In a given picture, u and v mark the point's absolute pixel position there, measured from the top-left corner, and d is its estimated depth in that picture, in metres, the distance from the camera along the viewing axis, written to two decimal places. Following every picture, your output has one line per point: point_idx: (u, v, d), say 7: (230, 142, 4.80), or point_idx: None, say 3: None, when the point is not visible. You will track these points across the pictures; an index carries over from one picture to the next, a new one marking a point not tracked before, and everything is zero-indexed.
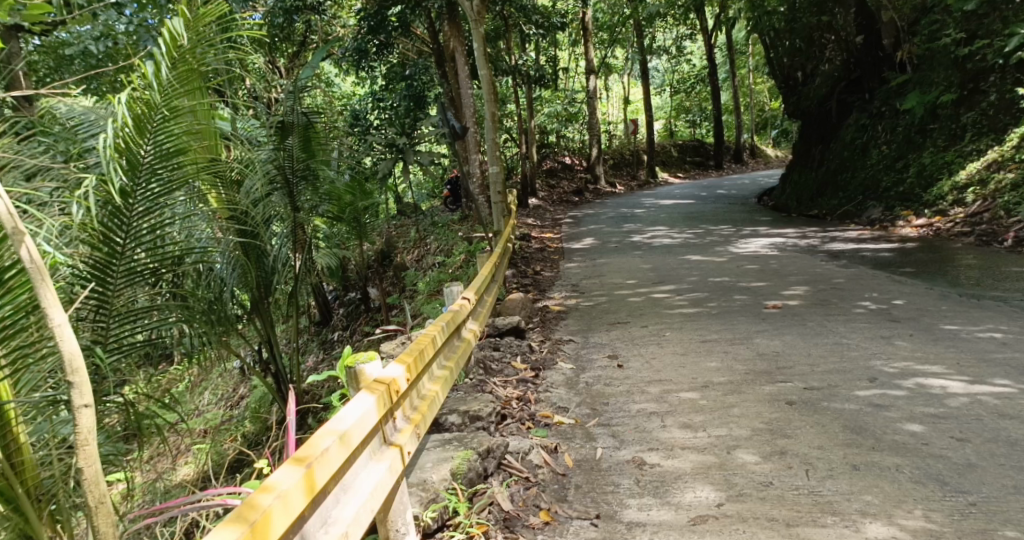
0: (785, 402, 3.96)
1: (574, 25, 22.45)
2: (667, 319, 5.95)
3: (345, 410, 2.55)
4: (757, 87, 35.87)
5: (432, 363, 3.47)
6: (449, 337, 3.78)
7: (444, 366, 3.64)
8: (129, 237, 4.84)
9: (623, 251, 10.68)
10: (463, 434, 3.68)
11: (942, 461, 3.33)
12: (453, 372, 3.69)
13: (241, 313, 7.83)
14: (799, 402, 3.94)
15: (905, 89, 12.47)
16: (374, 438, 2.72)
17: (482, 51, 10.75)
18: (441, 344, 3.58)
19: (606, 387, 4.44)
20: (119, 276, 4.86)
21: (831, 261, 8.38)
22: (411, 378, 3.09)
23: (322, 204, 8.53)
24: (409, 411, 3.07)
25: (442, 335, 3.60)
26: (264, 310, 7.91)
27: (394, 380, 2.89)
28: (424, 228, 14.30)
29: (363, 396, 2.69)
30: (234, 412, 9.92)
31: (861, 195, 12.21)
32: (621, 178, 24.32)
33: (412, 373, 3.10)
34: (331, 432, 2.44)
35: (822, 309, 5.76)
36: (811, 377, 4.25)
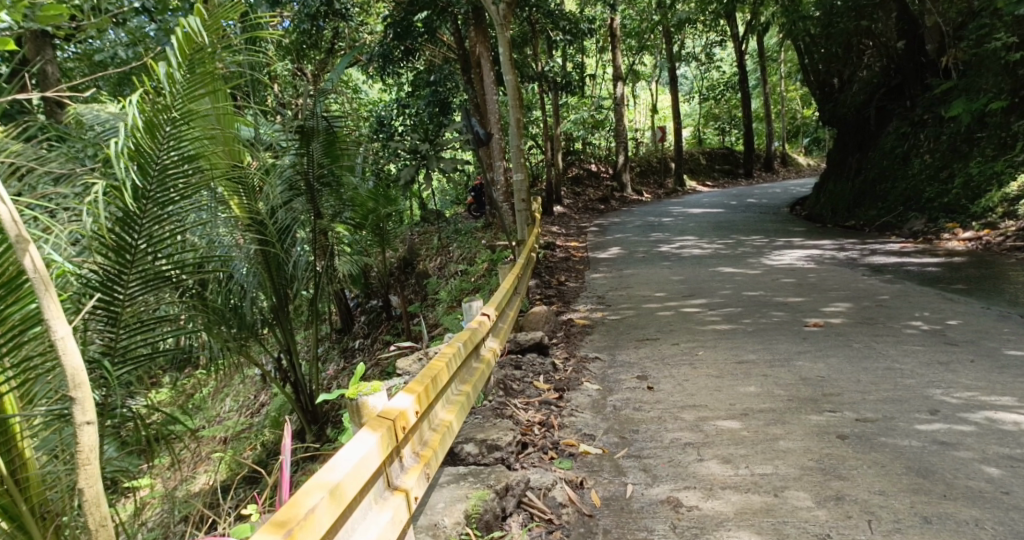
0: (836, 436, 3.62)
1: (602, 31, 22.16)
2: (701, 336, 5.61)
3: (340, 457, 2.30)
4: (788, 95, 35.24)
5: (447, 388, 3.19)
6: (466, 359, 3.49)
7: (459, 390, 3.37)
8: (142, 245, 4.58)
9: (651, 261, 10.34)
10: (480, 468, 3.39)
11: None
12: (470, 396, 3.41)
13: (263, 321, 7.52)
14: (853, 437, 3.59)
15: (950, 96, 12.01)
16: (376, 483, 2.46)
17: (509, 56, 10.48)
18: (456, 368, 3.29)
19: (635, 412, 4.12)
20: (132, 285, 4.60)
21: (874, 276, 7.98)
22: (421, 410, 2.81)
23: (345, 210, 8.29)
24: (419, 445, 2.80)
25: (458, 358, 3.32)
26: (284, 319, 7.62)
27: (401, 413, 2.63)
28: (447, 235, 14.04)
29: (363, 435, 2.43)
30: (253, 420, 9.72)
31: (902, 205, 11.78)
32: (648, 186, 23.94)
33: (423, 403, 2.83)
34: (321, 486, 2.18)
35: (868, 329, 5.39)
36: (862, 407, 3.91)
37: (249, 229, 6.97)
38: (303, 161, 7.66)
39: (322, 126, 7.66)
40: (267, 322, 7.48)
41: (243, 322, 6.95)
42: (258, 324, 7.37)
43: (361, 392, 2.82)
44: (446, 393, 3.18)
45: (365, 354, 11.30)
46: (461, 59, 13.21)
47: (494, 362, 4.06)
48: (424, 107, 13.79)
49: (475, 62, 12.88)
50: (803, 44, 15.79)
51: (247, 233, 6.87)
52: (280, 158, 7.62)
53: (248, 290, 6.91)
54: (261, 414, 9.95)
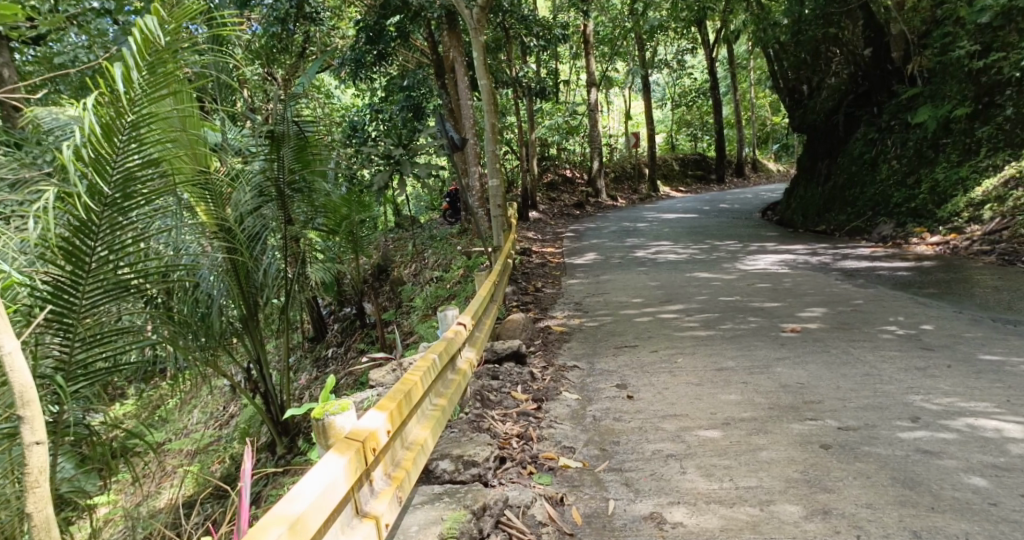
0: (819, 445, 3.57)
1: (576, 38, 22.20)
2: (679, 343, 5.56)
3: (303, 486, 2.21)
4: (759, 102, 35.58)
5: (421, 404, 3.09)
6: (441, 371, 3.39)
7: (435, 403, 3.27)
8: (99, 255, 4.45)
9: (627, 267, 10.31)
10: (456, 486, 3.26)
11: (1018, 527, 2.93)
12: (446, 410, 3.31)
13: (233, 330, 7.33)
14: (836, 446, 3.55)
15: (915, 102, 12.14)
16: (343, 510, 2.37)
17: (482, 60, 10.39)
18: (431, 382, 3.19)
19: (615, 422, 4.05)
20: (89, 297, 4.47)
21: (848, 280, 8.00)
22: (392, 429, 2.72)
23: (318, 217, 8.11)
24: (391, 465, 2.71)
25: (435, 371, 3.22)
26: (254, 328, 7.45)
27: (371, 433, 2.53)
28: (422, 241, 13.91)
29: (328, 460, 2.33)
30: (222, 432, 9.51)
31: (871, 210, 11.88)
32: (622, 191, 24.00)
33: (396, 421, 2.74)
34: (282, 519, 2.09)
35: (845, 334, 5.37)
36: (843, 415, 3.87)
37: (216, 237, 6.82)
38: (273, 165, 7.51)
39: (293, 132, 7.51)
40: (236, 332, 7.27)
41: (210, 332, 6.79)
42: (227, 333, 7.17)
43: (328, 411, 2.76)
44: (421, 409, 3.09)
45: (339, 363, 11.13)
46: (435, 64, 13.13)
47: (471, 373, 3.95)
48: (398, 112, 13.67)
49: (449, 66, 12.80)
50: (773, 50, 15.91)
51: (215, 240, 6.72)
52: (248, 164, 7.47)
53: (217, 300, 6.73)
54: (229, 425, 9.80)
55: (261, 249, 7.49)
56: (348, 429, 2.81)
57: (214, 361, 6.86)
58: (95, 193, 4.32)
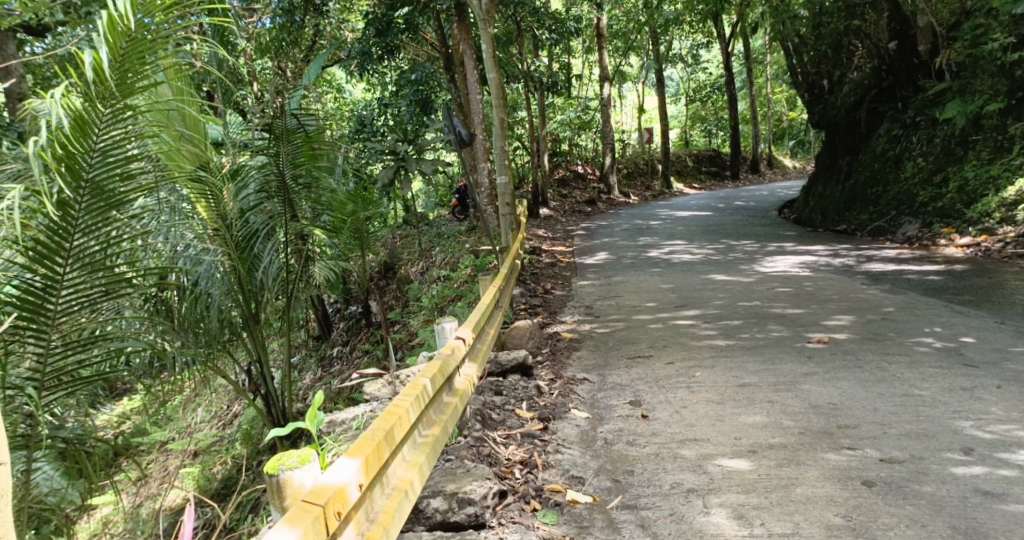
0: (861, 482, 3.21)
1: (589, 32, 21.80)
2: (696, 354, 5.20)
3: None
4: (775, 97, 34.97)
5: (406, 443, 2.74)
6: (434, 398, 3.03)
7: (426, 432, 2.94)
8: (79, 251, 4.13)
9: (640, 267, 9.94)
10: (447, 534, 2.96)
11: None
12: (438, 440, 2.98)
13: (234, 332, 6.91)
14: (880, 484, 3.18)
15: (944, 97, 11.64)
16: None
17: (491, 53, 10.01)
18: (419, 416, 2.83)
19: (628, 448, 3.69)
20: (67, 296, 4.14)
21: (873, 285, 7.61)
22: (367, 481, 2.37)
23: (325, 214, 7.67)
24: (368, 521, 2.38)
25: (425, 397, 2.88)
26: (256, 329, 6.99)
27: (337, 491, 2.20)
28: (429, 239, 13.55)
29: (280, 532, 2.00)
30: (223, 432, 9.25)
31: (894, 209, 11.45)
32: (635, 188, 23.58)
33: (373, 469, 2.41)
34: None
35: (877, 347, 4.99)
36: (885, 444, 3.50)
37: (214, 234, 6.47)
38: (271, 162, 6.97)
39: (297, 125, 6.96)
40: (235, 334, 6.85)
41: (204, 335, 6.46)
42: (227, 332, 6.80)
43: (286, 466, 2.46)
44: (408, 443, 2.76)
45: (343, 364, 10.82)
46: (444, 58, 12.82)
47: (471, 393, 3.59)
48: (405, 105, 13.24)
49: (459, 59, 12.42)
50: (792, 44, 15.43)
51: (216, 238, 6.46)
52: (251, 158, 7.06)
53: (213, 300, 6.40)
54: (233, 427, 9.26)
55: (259, 249, 7.06)
56: (309, 485, 2.48)
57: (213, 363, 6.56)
58: (67, 187, 3.99)
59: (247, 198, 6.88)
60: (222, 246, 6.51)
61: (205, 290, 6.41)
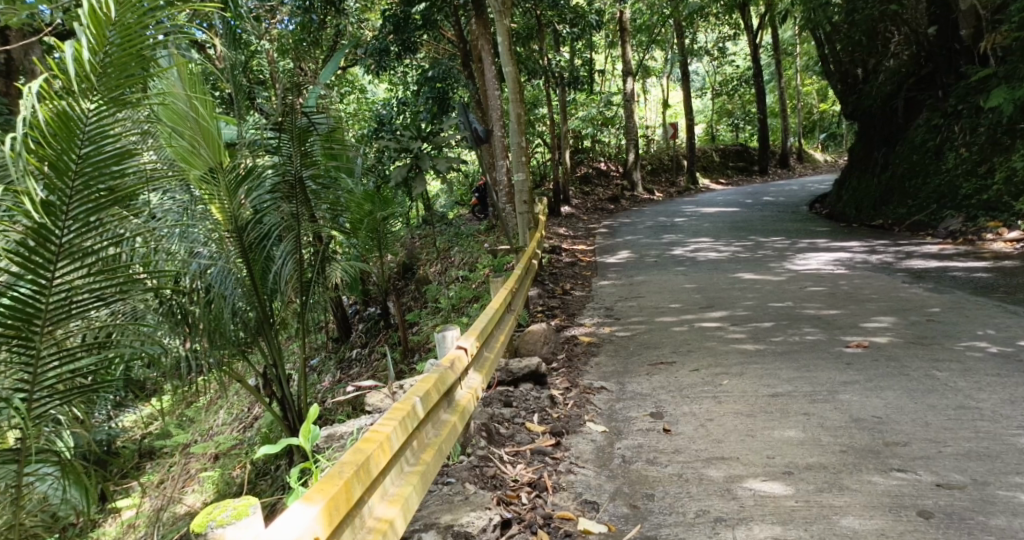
0: (916, 513, 2.85)
1: (611, 26, 21.39)
2: (724, 359, 4.86)
3: None
4: (804, 89, 34.22)
5: (386, 478, 2.41)
6: (424, 421, 2.71)
7: (415, 458, 2.63)
8: (86, 250, 3.90)
9: (664, 266, 9.57)
10: None
11: None
12: (430, 467, 2.66)
13: (247, 337, 6.54)
14: (939, 515, 2.83)
15: (986, 84, 11.08)
16: None
17: (508, 46, 9.68)
18: (402, 446, 2.50)
19: (648, 467, 3.36)
20: (79, 298, 3.90)
21: (915, 283, 7.20)
22: (329, 533, 2.04)
23: (343, 214, 7.34)
24: None
25: (413, 421, 2.57)
26: (269, 332, 6.63)
27: None
28: (448, 237, 13.25)
29: None
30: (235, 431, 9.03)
31: (936, 202, 10.95)
32: (660, 185, 23.13)
33: (339, 515, 2.08)
34: None
35: (924, 353, 4.62)
36: (940, 466, 3.14)
37: (230, 235, 6.22)
38: (286, 162, 6.63)
39: (321, 127, 6.78)
40: (250, 336, 6.51)
41: (218, 340, 6.18)
42: (241, 338, 6.46)
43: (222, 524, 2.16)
44: (391, 474, 2.44)
45: (361, 366, 10.57)
46: (462, 53, 12.52)
47: (474, 408, 3.28)
48: (423, 102, 12.91)
49: (477, 55, 12.04)
50: (823, 34, 14.94)
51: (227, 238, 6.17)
52: (266, 161, 6.68)
53: (229, 300, 6.12)
54: (254, 429, 8.75)
55: (271, 249, 6.70)
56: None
57: (226, 369, 6.32)
58: (51, 187, 3.70)
59: (265, 199, 6.52)
60: (236, 244, 6.27)
61: (218, 291, 6.11)
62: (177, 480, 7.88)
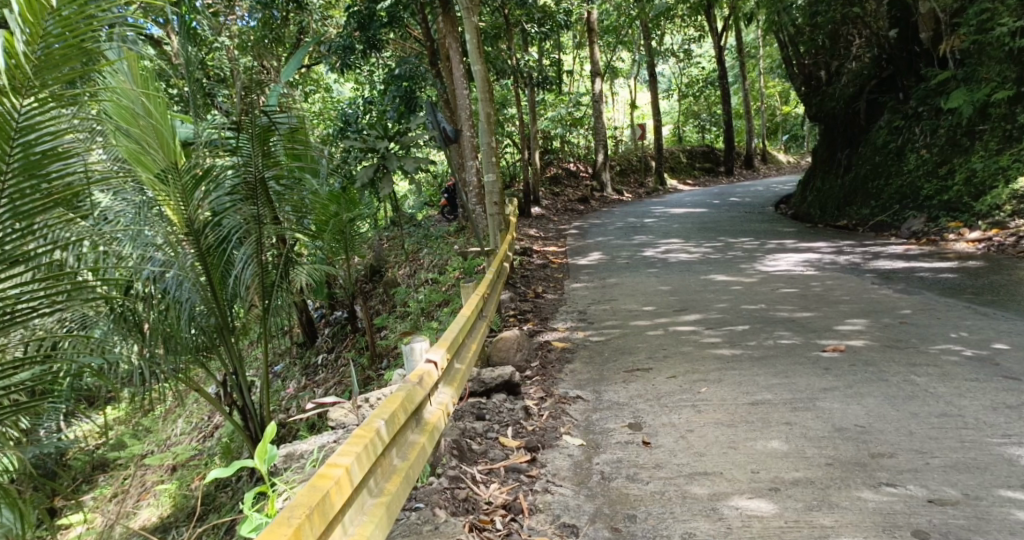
0: (911, 533, 2.76)
1: (579, 27, 21.32)
2: (701, 365, 4.75)
3: None
4: (768, 90, 34.58)
5: (345, 515, 2.22)
6: (389, 445, 2.53)
7: (380, 487, 2.46)
8: (30, 252, 3.76)
9: (636, 268, 9.47)
10: None
11: None
12: (396, 498, 2.48)
13: (206, 343, 6.24)
14: (934, 535, 2.74)
15: (946, 86, 11.21)
16: None
17: (476, 44, 9.49)
18: (362, 479, 2.30)
19: (629, 484, 3.24)
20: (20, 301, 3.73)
21: (886, 284, 7.18)
22: None
23: (308, 216, 7.06)
24: None
25: (375, 448, 2.38)
26: (230, 337, 6.37)
27: None
28: (416, 240, 13.00)
29: None
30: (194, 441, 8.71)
31: (897, 203, 11.02)
32: (628, 185, 23.11)
33: None
34: None
35: (902, 356, 4.56)
36: (928, 479, 3.07)
37: (186, 239, 5.98)
38: (247, 163, 6.25)
39: (284, 125, 6.50)
40: (209, 341, 6.23)
41: (173, 347, 5.91)
42: (200, 346, 6.18)
43: None
44: (351, 510, 2.26)
45: (327, 371, 10.31)
46: (429, 52, 12.30)
47: (444, 425, 3.10)
48: (389, 101, 12.66)
49: (444, 54, 11.83)
50: (787, 34, 14.98)
51: (182, 240, 5.93)
52: (225, 161, 6.29)
53: (184, 307, 5.86)
54: (215, 437, 8.47)
55: (232, 251, 6.40)
56: None
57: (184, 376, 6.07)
58: None
59: (223, 199, 6.18)
60: (193, 248, 6.01)
61: (173, 297, 5.84)
62: (132, 495, 7.53)
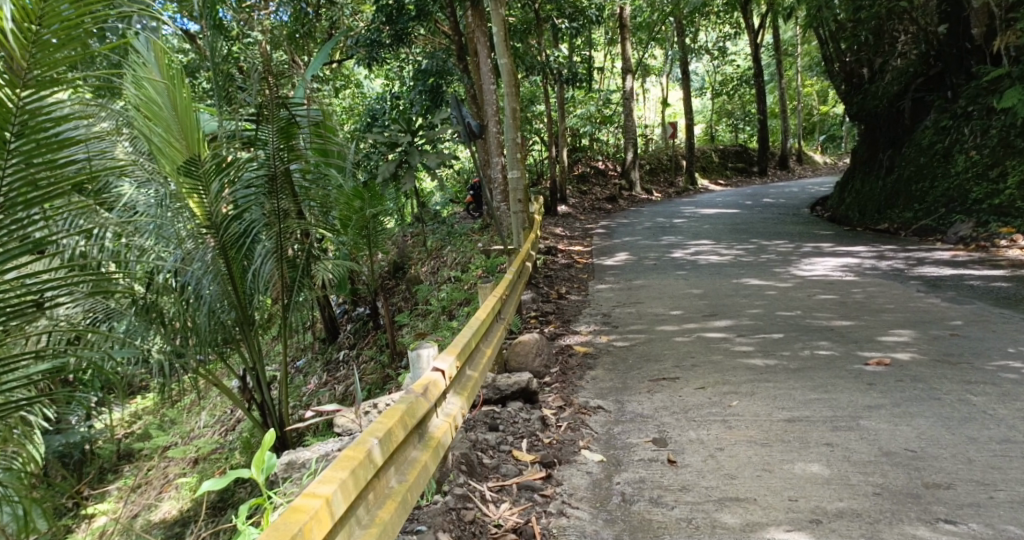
0: None
1: (611, 24, 20.98)
2: (733, 375, 4.46)
3: None
4: (805, 91, 33.86)
5: None
6: (381, 468, 2.31)
7: (372, 514, 2.26)
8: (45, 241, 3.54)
9: (664, 269, 9.15)
10: None
11: None
12: (388, 526, 2.28)
13: (230, 338, 5.92)
14: None
15: (1001, 84, 10.49)
16: None
17: (503, 37, 9.22)
18: (347, 510, 2.08)
19: (652, 509, 2.99)
20: (46, 288, 3.51)
21: (931, 291, 6.80)
22: None
23: (332, 211, 6.83)
24: None
25: (366, 472, 2.18)
26: (251, 332, 6.04)
27: None
28: (439, 237, 12.78)
29: None
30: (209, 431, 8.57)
31: (943, 207, 10.59)
32: (659, 185, 22.73)
33: None
34: None
35: (953, 374, 4.24)
36: (994, 517, 2.77)
37: (208, 232, 5.64)
38: (269, 157, 5.95)
39: (306, 119, 6.23)
40: (235, 335, 5.92)
41: (195, 343, 5.66)
42: (224, 341, 5.89)
43: None
44: None
45: (347, 367, 10.12)
46: (458, 46, 12.06)
47: (448, 440, 2.90)
48: (416, 96, 12.43)
49: (473, 49, 11.59)
50: (827, 31, 14.52)
51: (206, 234, 5.62)
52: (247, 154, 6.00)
53: (206, 301, 5.57)
54: (237, 431, 8.06)
55: (252, 244, 6.11)
56: None
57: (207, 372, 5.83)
58: None
59: (246, 192, 5.88)
60: (215, 241, 5.67)
61: (194, 291, 5.58)
62: (156, 486, 7.32)
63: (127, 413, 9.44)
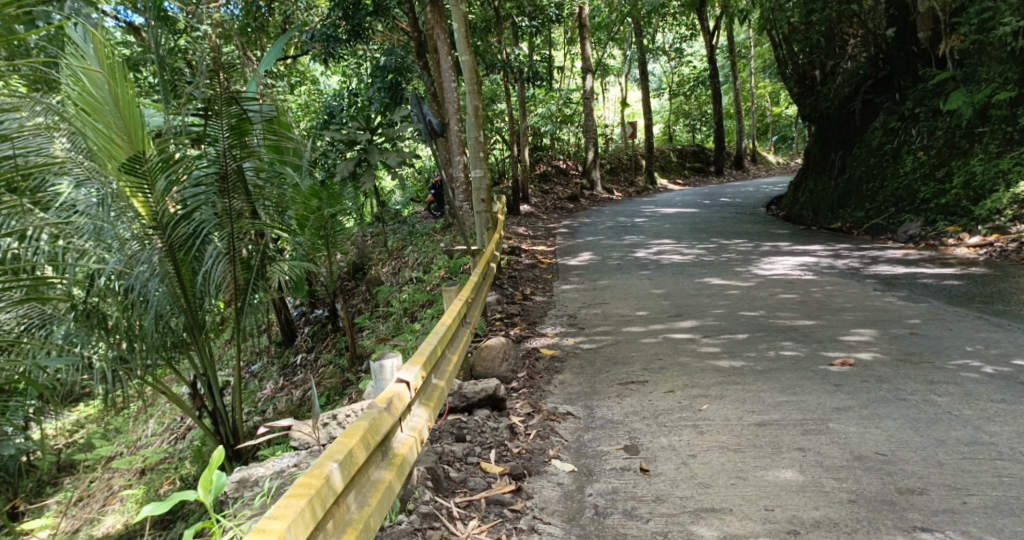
0: None
1: (570, 23, 20.92)
2: (701, 376, 4.45)
3: None
4: (759, 91, 34.29)
5: None
6: (339, 493, 2.23)
7: None
8: None
9: (627, 269, 9.14)
10: None
11: None
12: None
13: (181, 343, 5.69)
14: None
15: (945, 87, 10.86)
16: None
17: (463, 34, 9.06)
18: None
19: (627, 523, 3.02)
20: None
21: (889, 290, 6.91)
22: None
23: (288, 212, 6.59)
24: None
25: (323, 501, 2.12)
26: (203, 337, 5.80)
27: None
28: (400, 237, 12.58)
29: None
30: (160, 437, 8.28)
31: (893, 206, 10.74)
32: (619, 185, 22.78)
33: None
34: None
35: (916, 372, 4.28)
36: (969, 524, 2.88)
37: (154, 232, 5.44)
38: (219, 156, 5.69)
39: (259, 115, 5.93)
40: (186, 340, 5.69)
41: (141, 348, 5.43)
42: (174, 347, 5.66)
43: None
44: None
45: (304, 371, 9.89)
46: (417, 42, 11.86)
47: (413, 456, 2.79)
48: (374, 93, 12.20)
49: (432, 46, 11.40)
50: (782, 32, 14.66)
51: (151, 235, 5.41)
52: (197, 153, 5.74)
53: (152, 305, 5.34)
54: (186, 439, 7.74)
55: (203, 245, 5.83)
56: None
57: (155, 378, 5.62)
58: None
59: (195, 191, 5.60)
60: (162, 242, 5.48)
61: (140, 294, 5.34)
62: (98, 499, 7.02)
63: (70, 421, 9.06)
